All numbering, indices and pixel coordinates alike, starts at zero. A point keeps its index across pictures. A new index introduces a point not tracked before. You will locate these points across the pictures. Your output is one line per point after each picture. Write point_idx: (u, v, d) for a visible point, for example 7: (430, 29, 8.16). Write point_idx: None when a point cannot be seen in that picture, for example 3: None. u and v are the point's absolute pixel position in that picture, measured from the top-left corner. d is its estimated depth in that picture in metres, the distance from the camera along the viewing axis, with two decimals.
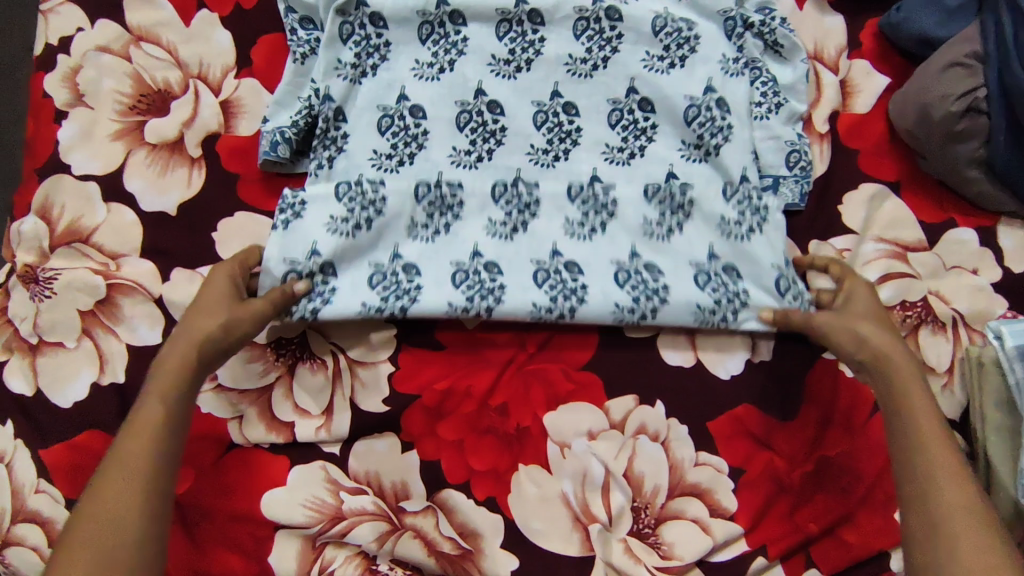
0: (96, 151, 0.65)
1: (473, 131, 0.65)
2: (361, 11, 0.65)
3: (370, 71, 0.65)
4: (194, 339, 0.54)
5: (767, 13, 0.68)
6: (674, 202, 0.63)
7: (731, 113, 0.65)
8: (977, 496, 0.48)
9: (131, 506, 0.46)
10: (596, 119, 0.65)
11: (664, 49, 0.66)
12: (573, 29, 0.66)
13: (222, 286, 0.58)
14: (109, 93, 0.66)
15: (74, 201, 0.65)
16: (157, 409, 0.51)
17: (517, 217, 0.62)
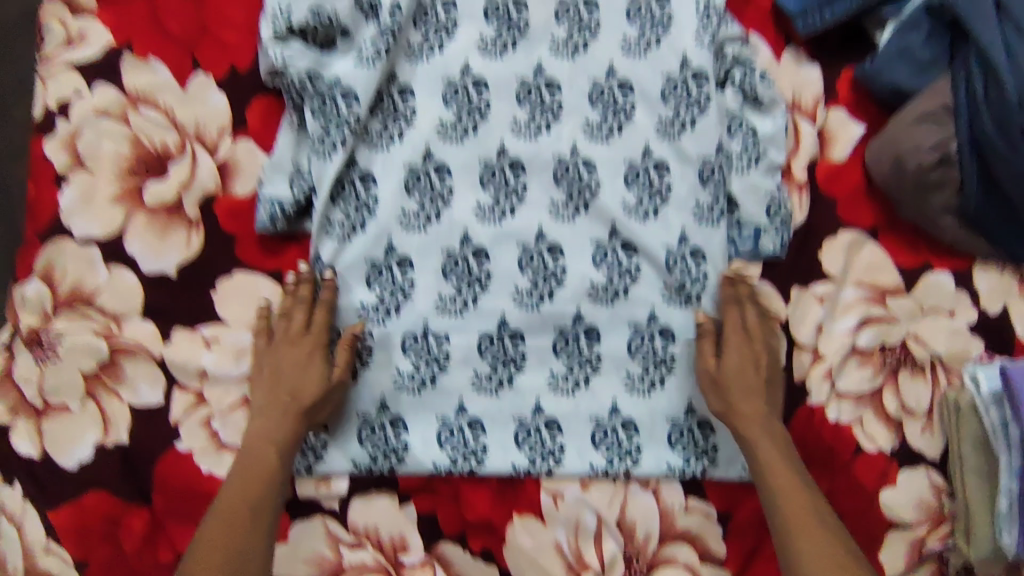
0: (96, 215, 0.67)
1: (458, 279, 0.67)
2: (351, 170, 0.67)
3: (358, 227, 0.67)
4: (280, 422, 0.61)
5: (745, 66, 0.70)
6: (655, 357, 0.67)
7: (707, 262, 0.68)
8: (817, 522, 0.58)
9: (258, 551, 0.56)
10: (620, 110, 0.69)
11: (639, 199, 0.68)
12: (553, 175, 0.69)
13: (303, 362, 0.63)
14: (109, 156, 0.67)
15: (76, 264, 0.66)
16: (270, 456, 0.60)
17: (502, 372, 0.66)
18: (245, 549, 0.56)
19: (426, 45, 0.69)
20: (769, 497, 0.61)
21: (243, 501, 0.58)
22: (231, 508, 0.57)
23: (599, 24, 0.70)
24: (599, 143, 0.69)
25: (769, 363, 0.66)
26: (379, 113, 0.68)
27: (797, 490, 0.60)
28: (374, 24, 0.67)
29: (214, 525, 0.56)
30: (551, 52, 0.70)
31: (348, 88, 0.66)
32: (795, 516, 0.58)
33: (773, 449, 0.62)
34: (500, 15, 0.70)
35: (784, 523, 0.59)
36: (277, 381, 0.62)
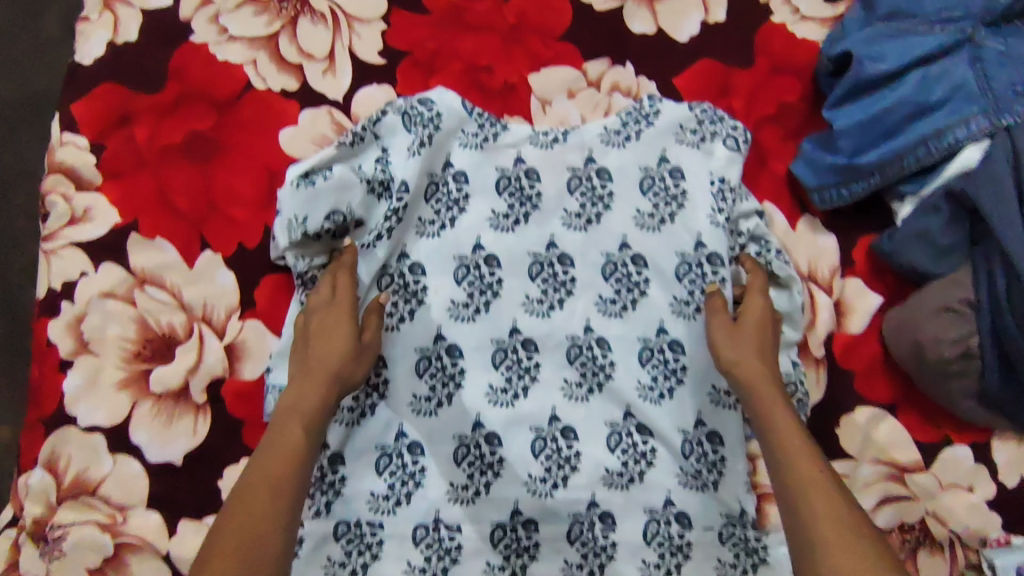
0: (101, 401, 0.65)
1: (470, 465, 0.66)
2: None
3: (368, 411, 0.66)
4: (317, 406, 0.59)
5: (762, 243, 0.69)
6: (672, 544, 0.65)
7: (722, 445, 0.67)
8: (846, 510, 0.49)
9: (274, 543, 0.50)
10: (634, 285, 0.68)
11: (653, 378, 0.67)
12: (566, 355, 0.68)
13: (334, 357, 0.61)
14: (114, 339, 0.66)
15: (81, 453, 0.65)
16: (295, 438, 0.56)
17: (515, 561, 0.65)
18: (256, 540, 0.49)
19: (436, 221, 0.69)
20: (796, 489, 0.51)
21: (282, 451, 0.55)
22: (267, 480, 0.53)
23: (613, 198, 0.69)
24: (612, 318, 0.68)
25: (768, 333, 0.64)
26: (390, 291, 0.68)
27: (825, 487, 0.51)
28: (385, 206, 0.67)
29: (240, 505, 0.51)
30: (565, 226, 0.69)
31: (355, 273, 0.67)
32: (798, 475, 0.52)
33: (807, 455, 0.53)
34: (514, 189, 0.69)
35: (789, 478, 0.52)
36: (310, 389, 0.59)
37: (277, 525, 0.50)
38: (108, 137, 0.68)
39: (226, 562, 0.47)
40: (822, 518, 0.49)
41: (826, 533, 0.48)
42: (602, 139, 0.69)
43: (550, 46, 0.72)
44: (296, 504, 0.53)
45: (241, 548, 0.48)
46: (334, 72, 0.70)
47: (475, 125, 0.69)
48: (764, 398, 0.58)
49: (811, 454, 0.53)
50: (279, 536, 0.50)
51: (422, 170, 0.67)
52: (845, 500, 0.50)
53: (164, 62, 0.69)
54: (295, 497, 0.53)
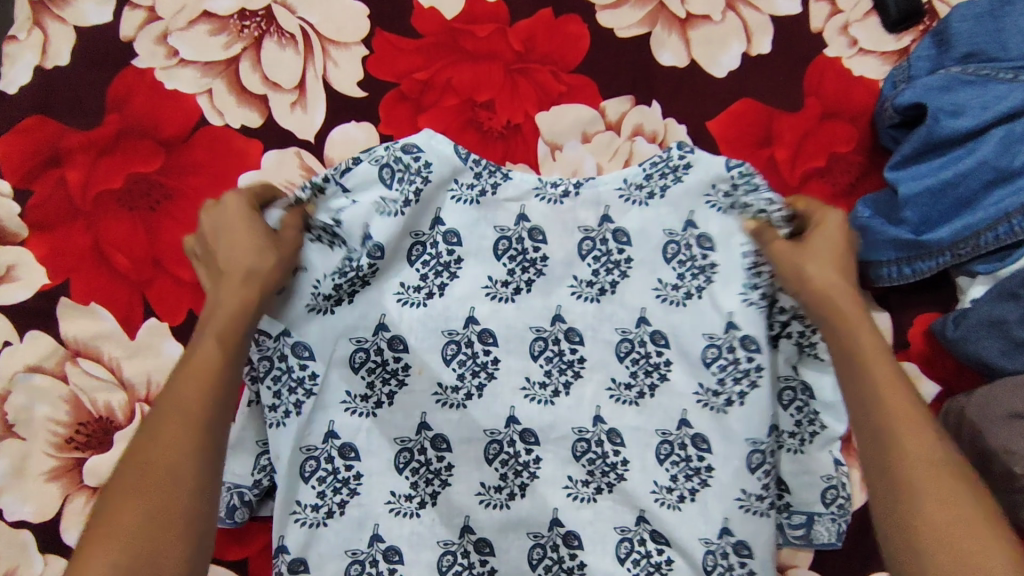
0: (28, 494, 0.56)
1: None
2: (327, 443, 0.56)
3: (336, 510, 0.55)
4: (238, 311, 0.46)
5: None
6: None
7: (756, 564, 0.54)
8: (967, 490, 0.39)
9: (192, 466, 0.39)
10: (652, 368, 0.58)
11: (672, 478, 0.57)
12: (572, 450, 0.59)
13: (251, 236, 0.49)
14: (42, 421, 0.56)
15: (6, 552, 0.55)
16: (212, 352, 0.44)
17: None
18: (169, 491, 0.38)
19: (423, 287, 0.58)
20: (897, 459, 0.40)
21: (193, 374, 0.42)
22: (178, 405, 0.41)
23: (631, 265, 0.58)
24: (626, 406, 0.59)
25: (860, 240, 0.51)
26: (364, 369, 0.57)
27: (930, 443, 0.40)
28: (341, 255, 0.54)
29: (146, 435, 0.40)
30: (573, 295, 0.59)
31: (299, 341, 0.55)
32: (919, 465, 0.39)
33: (898, 387, 0.43)
34: (515, 253, 0.58)
35: (894, 449, 0.40)
36: (228, 280, 0.48)
37: (192, 444, 0.40)
38: (35, 181, 0.57)
39: (133, 499, 0.37)
40: (935, 506, 0.38)
41: (935, 524, 0.38)
42: (622, 193, 0.57)
43: (563, 79, 0.61)
44: (221, 416, 0.42)
45: (146, 482, 0.38)
46: (304, 105, 0.59)
47: (472, 173, 0.56)
48: (838, 296, 0.48)
49: (903, 384, 0.43)
50: (190, 442, 0.40)
51: (405, 232, 0.56)
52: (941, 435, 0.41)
53: (102, 91, 0.58)
54: (222, 437, 0.42)
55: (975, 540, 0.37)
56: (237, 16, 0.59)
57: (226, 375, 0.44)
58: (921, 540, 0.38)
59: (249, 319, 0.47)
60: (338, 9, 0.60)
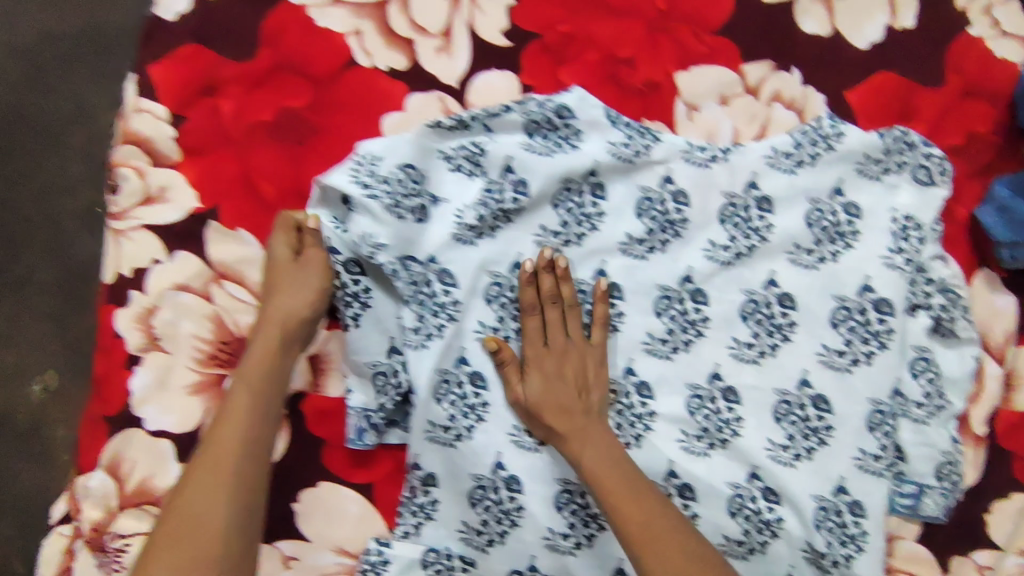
0: (171, 405, 0.59)
1: (573, 513, 0.58)
2: (459, 367, 0.58)
3: (465, 434, 0.58)
4: (266, 360, 0.54)
5: (951, 297, 0.60)
6: None
7: (866, 519, 0.59)
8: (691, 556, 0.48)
9: (222, 503, 0.47)
10: (777, 328, 0.60)
11: (789, 437, 0.59)
12: (686, 406, 0.59)
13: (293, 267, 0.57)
14: (188, 337, 0.59)
15: (147, 459, 0.59)
16: (242, 394, 0.52)
17: None
18: (197, 517, 0.47)
19: (562, 233, 0.60)
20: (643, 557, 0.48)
21: (228, 434, 0.50)
22: (217, 443, 0.50)
23: (771, 230, 0.61)
24: (747, 364, 0.60)
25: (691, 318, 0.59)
26: (497, 303, 0.59)
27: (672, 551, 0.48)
28: (482, 184, 0.59)
29: (184, 485, 0.48)
30: (707, 258, 0.61)
31: (446, 268, 0.58)
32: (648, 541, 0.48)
33: (632, 506, 0.50)
34: (657, 213, 0.61)
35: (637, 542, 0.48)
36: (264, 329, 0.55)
37: (223, 501, 0.47)
38: (189, 108, 0.59)
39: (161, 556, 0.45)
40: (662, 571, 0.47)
41: None
42: (770, 161, 0.60)
43: (705, 41, 0.61)
44: (243, 471, 0.49)
45: (177, 532, 0.46)
46: (449, 51, 0.60)
47: (623, 135, 0.60)
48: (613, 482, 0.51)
49: (665, 513, 0.50)
50: (212, 499, 0.47)
51: (556, 176, 0.59)
52: (687, 533, 0.49)
53: (256, 25, 0.59)
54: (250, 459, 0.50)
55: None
56: None
57: (258, 404, 0.52)
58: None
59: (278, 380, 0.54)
60: None
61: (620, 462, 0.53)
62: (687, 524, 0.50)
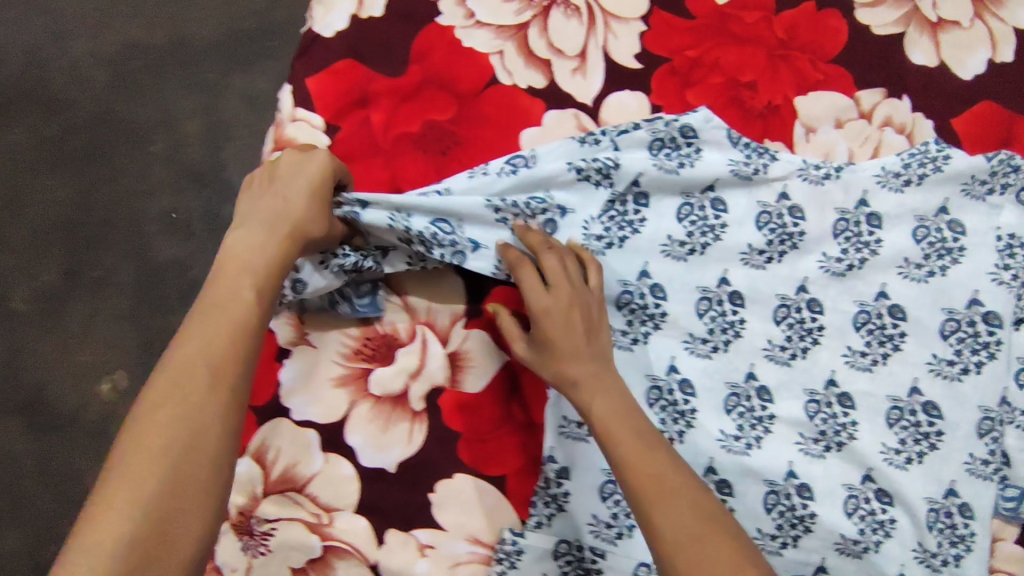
0: (316, 396, 0.62)
1: None
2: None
3: None
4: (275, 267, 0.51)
5: None
6: None
7: (975, 520, 0.62)
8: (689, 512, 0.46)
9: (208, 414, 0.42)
10: (887, 338, 0.64)
11: (900, 441, 0.63)
12: (804, 411, 0.63)
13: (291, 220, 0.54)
14: (335, 333, 0.63)
15: (292, 448, 0.62)
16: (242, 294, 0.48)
17: None
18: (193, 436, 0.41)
19: (687, 244, 0.64)
20: (650, 503, 0.46)
21: (208, 339, 0.45)
22: (189, 354, 0.44)
23: (880, 244, 0.65)
24: (860, 371, 0.64)
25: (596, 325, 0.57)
26: (627, 309, 0.63)
27: (678, 503, 0.46)
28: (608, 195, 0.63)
29: (154, 401, 0.42)
30: (821, 268, 0.65)
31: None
32: (665, 495, 0.47)
33: (647, 453, 0.49)
34: (775, 225, 0.65)
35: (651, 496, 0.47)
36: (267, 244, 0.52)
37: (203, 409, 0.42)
38: (343, 118, 0.63)
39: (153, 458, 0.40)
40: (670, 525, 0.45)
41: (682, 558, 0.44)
42: (879, 180, 0.65)
43: (820, 68, 0.66)
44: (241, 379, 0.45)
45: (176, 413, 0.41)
46: (584, 72, 0.65)
47: (743, 154, 0.64)
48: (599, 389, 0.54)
49: (656, 457, 0.49)
50: (215, 405, 0.43)
51: (676, 193, 0.64)
52: (697, 497, 0.47)
53: (407, 43, 0.64)
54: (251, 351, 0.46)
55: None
56: None
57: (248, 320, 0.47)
58: (669, 559, 0.44)
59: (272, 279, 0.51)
60: None
61: (627, 406, 0.53)
62: (707, 490, 0.48)
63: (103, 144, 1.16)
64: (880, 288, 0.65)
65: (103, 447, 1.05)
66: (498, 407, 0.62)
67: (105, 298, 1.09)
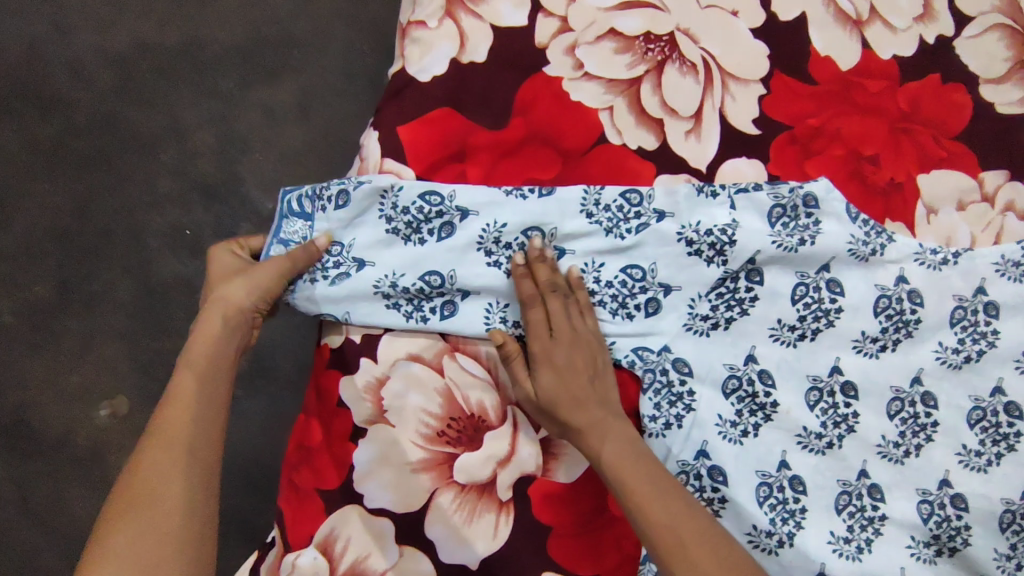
0: (394, 482, 0.55)
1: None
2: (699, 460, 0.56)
3: None
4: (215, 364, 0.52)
5: None
6: None
7: None
8: (680, 501, 0.48)
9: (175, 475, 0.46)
10: (1002, 437, 0.58)
11: (1011, 545, 0.57)
12: (917, 512, 0.57)
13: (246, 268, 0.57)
14: (416, 411, 0.56)
15: (363, 538, 0.55)
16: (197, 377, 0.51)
17: None
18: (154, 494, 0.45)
19: (798, 328, 0.58)
20: (638, 508, 0.48)
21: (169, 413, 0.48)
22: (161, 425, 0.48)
23: (998, 336, 0.59)
24: (975, 472, 0.57)
25: (599, 366, 0.55)
26: (734, 397, 0.57)
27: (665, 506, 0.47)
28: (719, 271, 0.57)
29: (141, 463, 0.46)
30: (938, 359, 0.59)
31: (680, 357, 0.57)
32: (650, 500, 0.47)
33: (641, 473, 0.49)
34: (894, 312, 0.58)
35: (638, 502, 0.48)
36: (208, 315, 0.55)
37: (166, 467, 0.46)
38: (437, 172, 0.57)
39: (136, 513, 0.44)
40: (662, 521, 0.46)
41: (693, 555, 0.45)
42: (999, 268, 0.59)
43: (944, 145, 0.62)
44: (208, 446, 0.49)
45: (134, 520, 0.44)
46: (699, 134, 0.60)
47: (862, 232, 0.58)
48: (612, 434, 0.52)
49: (648, 469, 0.50)
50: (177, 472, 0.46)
51: (789, 271, 0.58)
52: (678, 486, 0.49)
53: (511, 93, 0.59)
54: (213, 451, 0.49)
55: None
56: (643, 37, 0.60)
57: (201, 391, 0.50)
58: (667, 557, 0.45)
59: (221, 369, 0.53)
60: (740, 46, 0.61)
61: (638, 448, 0.52)
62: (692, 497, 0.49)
63: (96, 142, 1.02)
64: (998, 382, 0.58)
65: (100, 479, 0.95)
66: (594, 499, 0.56)
67: (106, 317, 0.98)
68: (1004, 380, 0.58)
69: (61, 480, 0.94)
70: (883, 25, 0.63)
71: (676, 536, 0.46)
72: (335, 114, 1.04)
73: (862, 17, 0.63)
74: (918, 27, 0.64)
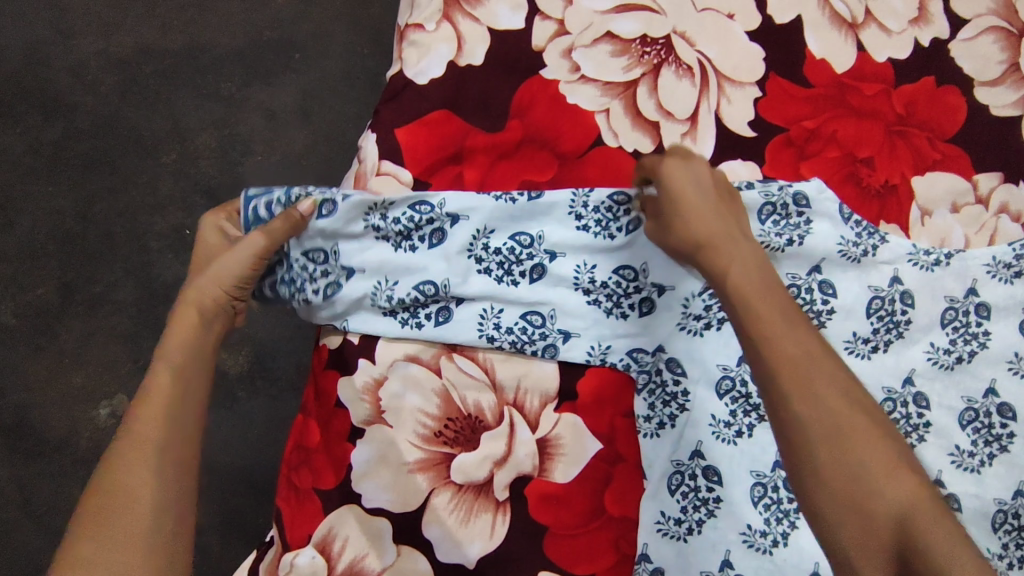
0: (391, 482, 0.56)
1: None
2: (694, 460, 0.55)
3: (696, 527, 0.55)
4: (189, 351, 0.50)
5: None
6: None
7: None
8: (886, 447, 0.38)
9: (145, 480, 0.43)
10: (994, 438, 0.58)
11: (1004, 545, 0.57)
12: None
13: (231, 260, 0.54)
14: (413, 411, 0.57)
15: (361, 537, 0.55)
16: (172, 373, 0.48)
17: None
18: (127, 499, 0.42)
19: None
20: (820, 445, 0.37)
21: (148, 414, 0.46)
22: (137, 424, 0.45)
23: (989, 337, 0.59)
24: (967, 473, 0.58)
25: (724, 208, 0.48)
26: (728, 397, 0.56)
27: (855, 455, 0.37)
28: None
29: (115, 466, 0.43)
30: (929, 360, 0.59)
31: (672, 357, 0.57)
32: (821, 425, 0.38)
33: (824, 371, 0.39)
34: (885, 313, 0.59)
35: (800, 438, 0.38)
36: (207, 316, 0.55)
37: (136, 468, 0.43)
38: (435, 174, 0.58)
39: (108, 517, 0.41)
40: (838, 460, 0.37)
41: (840, 473, 0.37)
42: (990, 270, 0.59)
43: (939, 147, 0.62)
44: (190, 441, 0.46)
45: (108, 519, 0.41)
46: (694, 137, 0.60)
47: (855, 232, 0.59)
48: (749, 286, 0.43)
49: (828, 368, 0.39)
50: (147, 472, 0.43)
51: (781, 270, 0.58)
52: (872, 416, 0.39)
53: (508, 96, 0.59)
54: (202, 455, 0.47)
55: (898, 517, 0.36)
56: (640, 41, 0.60)
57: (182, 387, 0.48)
58: (844, 500, 0.37)
59: (206, 365, 0.50)
60: (736, 49, 0.61)
61: (772, 282, 0.43)
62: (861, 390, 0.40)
63: (97, 143, 1.02)
64: (991, 384, 0.59)
65: None
66: (590, 499, 0.57)
67: (107, 318, 0.99)
68: (998, 382, 0.59)
69: (64, 480, 0.95)
70: (878, 28, 0.64)
71: (843, 515, 0.37)
72: (335, 114, 1.04)
73: (857, 20, 0.63)
74: (913, 30, 0.64)
